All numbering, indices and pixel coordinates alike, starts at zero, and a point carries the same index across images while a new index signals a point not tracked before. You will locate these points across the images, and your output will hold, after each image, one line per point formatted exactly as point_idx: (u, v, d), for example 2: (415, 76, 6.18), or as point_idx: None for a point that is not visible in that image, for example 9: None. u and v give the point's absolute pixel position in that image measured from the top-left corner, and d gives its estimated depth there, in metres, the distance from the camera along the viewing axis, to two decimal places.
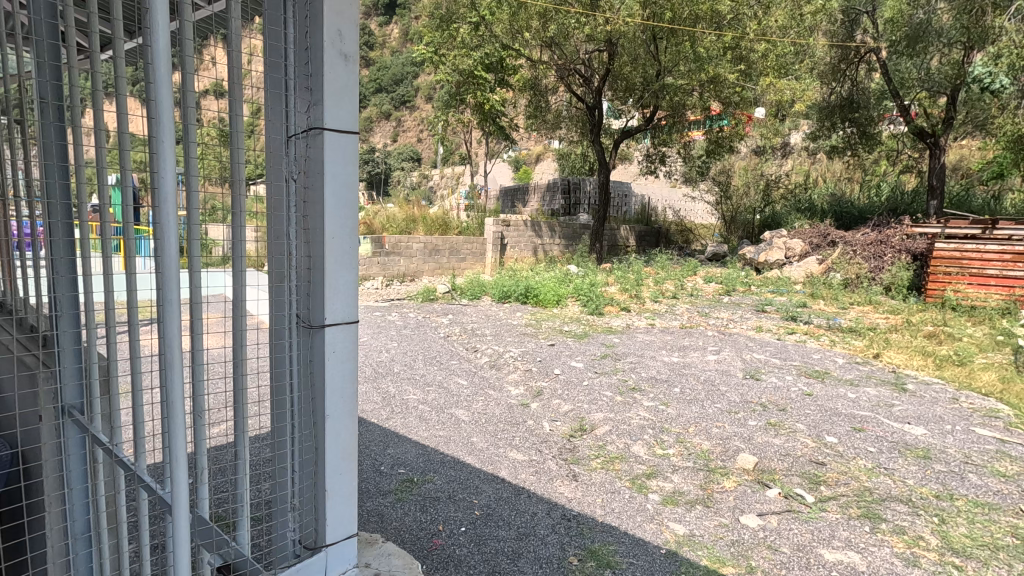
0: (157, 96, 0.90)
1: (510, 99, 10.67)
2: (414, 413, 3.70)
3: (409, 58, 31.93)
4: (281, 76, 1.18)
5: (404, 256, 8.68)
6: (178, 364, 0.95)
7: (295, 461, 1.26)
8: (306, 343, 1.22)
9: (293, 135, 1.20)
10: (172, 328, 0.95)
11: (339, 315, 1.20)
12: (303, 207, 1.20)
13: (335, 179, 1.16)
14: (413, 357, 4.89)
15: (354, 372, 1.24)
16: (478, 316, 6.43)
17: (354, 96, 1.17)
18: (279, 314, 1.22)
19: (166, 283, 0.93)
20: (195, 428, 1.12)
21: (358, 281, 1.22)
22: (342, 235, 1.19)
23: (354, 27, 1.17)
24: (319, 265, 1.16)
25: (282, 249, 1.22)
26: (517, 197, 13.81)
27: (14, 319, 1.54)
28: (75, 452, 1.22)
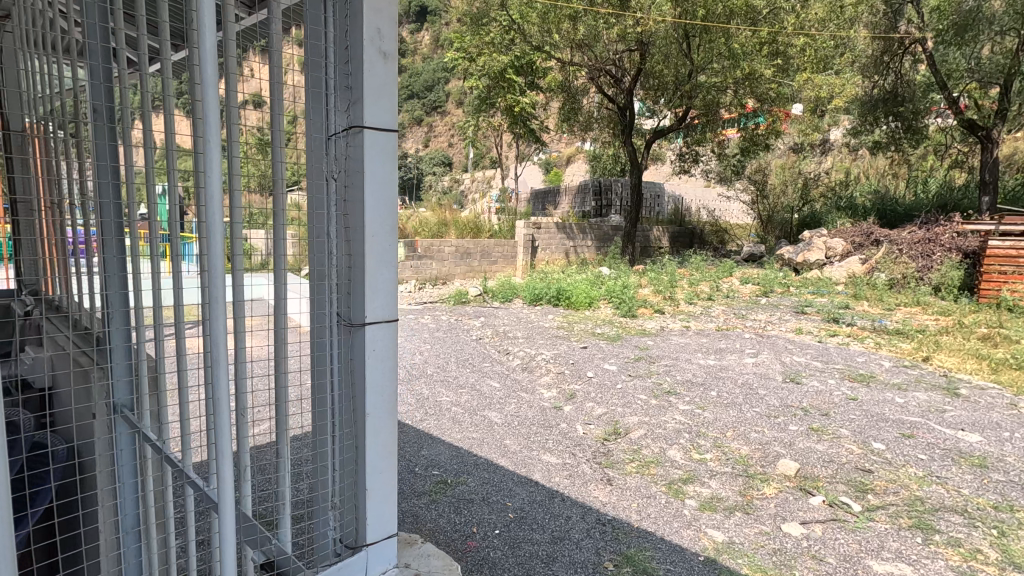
0: (204, 97, 0.89)
1: (541, 102, 10.66)
2: (447, 415, 3.72)
3: (441, 64, 32.30)
4: (321, 76, 1.19)
5: (435, 259, 8.74)
6: (224, 362, 0.94)
7: (335, 460, 1.26)
8: (347, 341, 1.23)
9: (333, 134, 1.21)
10: (219, 327, 0.92)
11: (378, 314, 1.20)
12: (344, 208, 1.21)
13: (373, 180, 1.16)
14: (446, 360, 4.92)
15: (394, 369, 1.24)
16: (511, 319, 6.42)
17: (392, 94, 1.17)
18: (319, 314, 1.24)
19: (211, 284, 0.92)
20: (239, 426, 1.14)
21: (397, 281, 1.22)
22: (381, 236, 1.19)
23: (393, 26, 1.16)
24: (360, 265, 1.16)
25: (323, 249, 1.23)
26: (548, 200, 13.79)
27: (70, 320, 1.62)
28: (126, 449, 1.26)
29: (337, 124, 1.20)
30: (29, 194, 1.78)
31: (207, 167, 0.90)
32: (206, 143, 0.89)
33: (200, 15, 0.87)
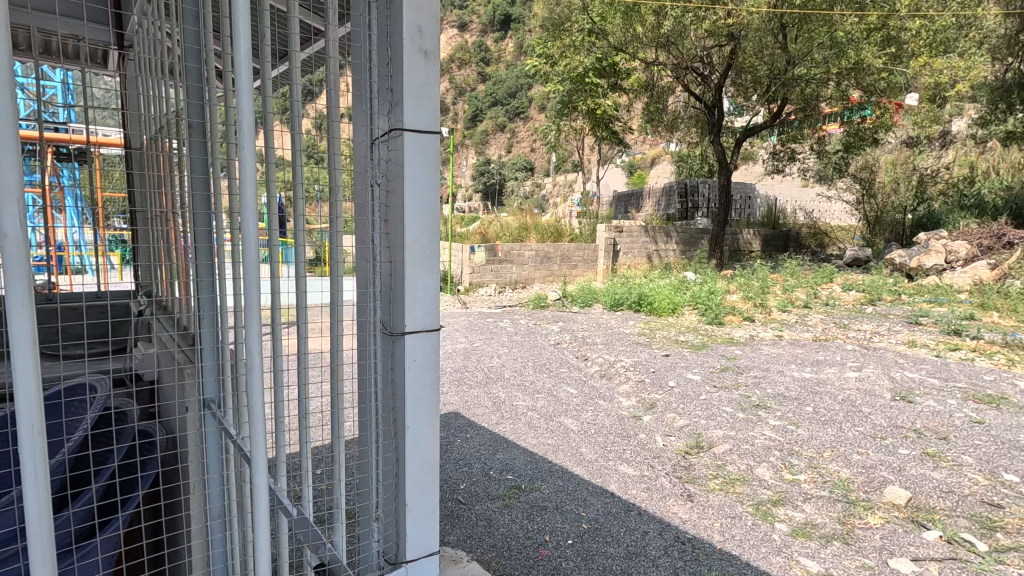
0: (237, 95, 0.80)
1: (624, 103, 10.46)
2: (523, 419, 3.71)
3: (524, 70, 32.68)
4: (364, 80, 1.06)
5: (516, 263, 8.81)
6: (260, 375, 0.86)
7: (379, 480, 1.14)
8: (388, 353, 1.10)
9: (376, 138, 1.09)
10: (254, 337, 0.85)
11: (419, 323, 1.06)
12: (386, 211, 1.09)
13: (414, 182, 1.02)
14: (523, 364, 4.93)
15: (436, 382, 1.09)
16: (590, 324, 6.33)
17: (435, 93, 1.03)
18: (363, 320, 1.13)
19: (246, 289, 0.84)
20: (300, 430, 1.16)
21: (440, 287, 1.08)
22: (423, 238, 1.05)
23: (437, 23, 1.02)
24: (399, 270, 1.03)
25: (367, 255, 1.11)
26: (631, 203, 13.50)
27: (174, 320, 1.77)
28: (213, 443, 1.37)
29: (381, 129, 1.07)
30: (149, 206, 1.98)
31: (241, 179, 0.82)
32: (240, 144, 0.81)
33: (234, 8, 0.79)
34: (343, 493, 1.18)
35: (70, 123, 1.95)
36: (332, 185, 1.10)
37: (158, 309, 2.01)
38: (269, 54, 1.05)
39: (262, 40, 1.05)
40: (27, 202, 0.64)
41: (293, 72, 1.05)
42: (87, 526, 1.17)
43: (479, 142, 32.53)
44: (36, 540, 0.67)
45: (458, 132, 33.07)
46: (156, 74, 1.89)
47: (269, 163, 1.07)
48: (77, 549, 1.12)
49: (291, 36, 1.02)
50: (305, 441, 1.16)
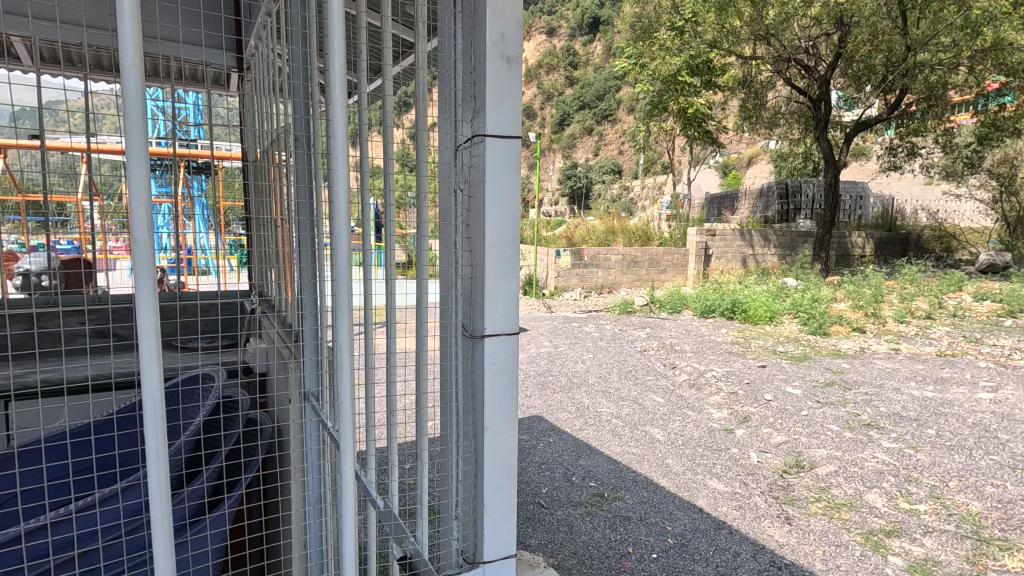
0: (333, 111, 0.87)
1: (718, 101, 10.00)
2: (607, 427, 3.64)
3: (612, 72, 32.24)
4: (450, 88, 1.09)
5: (602, 267, 8.68)
6: (348, 370, 0.91)
7: (458, 479, 1.16)
8: (469, 354, 1.12)
9: (460, 145, 1.11)
10: (343, 333, 0.90)
11: (499, 326, 1.07)
12: (468, 215, 1.11)
13: (496, 187, 1.03)
14: (608, 370, 4.85)
15: (514, 385, 1.10)
16: (679, 331, 6.10)
17: (518, 98, 1.04)
18: (446, 322, 1.16)
19: (336, 290, 0.89)
20: (388, 426, 1.21)
21: (519, 291, 1.08)
22: (504, 242, 1.06)
23: (518, 29, 1.03)
24: (480, 273, 1.05)
25: (450, 259, 1.14)
26: (725, 205, 12.87)
27: (280, 318, 1.92)
28: (311, 433, 1.47)
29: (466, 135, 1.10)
30: (261, 214, 2.16)
31: (334, 187, 0.87)
32: (333, 155, 0.87)
33: (330, 31, 0.85)
34: (426, 490, 1.22)
35: (199, 140, 2.18)
36: (420, 191, 1.15)
37: (268, 307, 2.19)
38: (365, 70, 1.10)
39: (359, 57, 1.10)
40: (154, 211, 0.72)
41: (387, 87, 1.10)
42: (201, 504, 1.32)
43: (565, 146, 32.46)
44: (158, 514, 0.75)
45: (545, 136, 33.21)
46: (269, 91, 2.07)
47: (365, 172, 1.13)
48: (192, 526, 1.27)
49: (384, 51, 1.08)
50: (393, 438, 1.21)
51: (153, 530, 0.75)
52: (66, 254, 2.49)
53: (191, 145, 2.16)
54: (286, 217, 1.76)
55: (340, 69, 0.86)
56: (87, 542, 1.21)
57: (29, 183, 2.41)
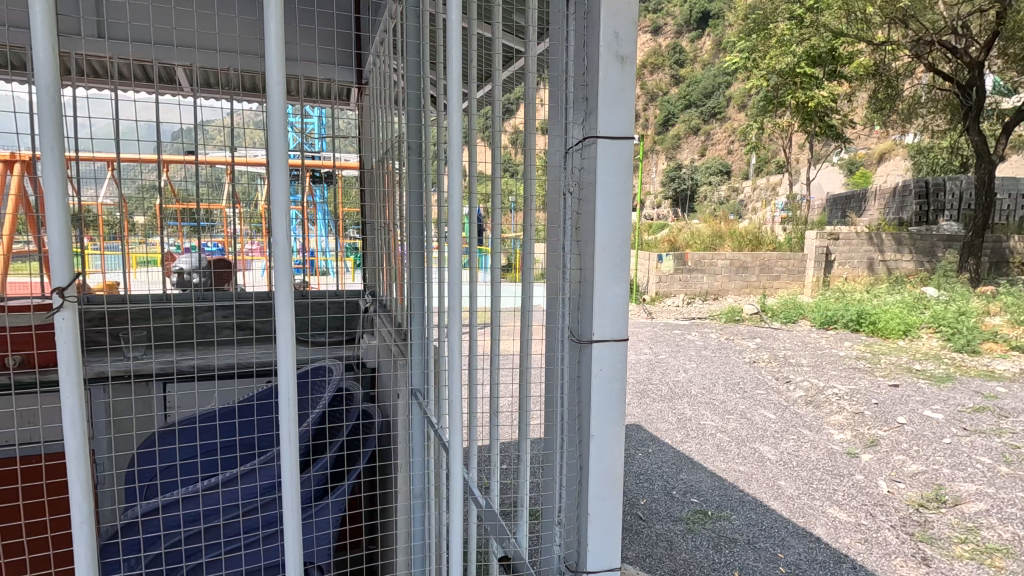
0: (450, 116, 0.86)
1: (844, 92, 9.16)
2: (711, 441, 3.45)
3: (722, 68, 30.67)
4: (561, 90, 1.08)
5: (708, 273, 8.26)
6: (459, 373, 0.89)
7: (562, 485, 1.13)
8: (576, 357, 1.08)
9: (570, 147, 1.09)
10: (455, 334, 0.90)
11: (607, 332, 1.02)
12: (577, 218, 1.08)
13: (608, 190, 1.00)
14: (713, 381, 4.60)
15: (622, 393, 1.05)
16: (794, 343, 5.64)
17: (631, 98, 0.99)
18: (551, 326, 1.14)
19: (450, 292, 0.88)
20: (490, 426, 1.23)
21: (629, 296, 1.03)
22: (614, 245, 1.02)
23: (633, 27, 0.99)
24: (589, 276, 1.01)
25: (558, 262, 1.12)
26: (850, 206, 11.73)
27: (391, 317, 2.03)
28: (418, 430, 1.54)
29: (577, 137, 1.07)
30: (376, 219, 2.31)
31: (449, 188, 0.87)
32: (450, 158, 0.86)
33: (449, 39, 0.86)
34: (528, 493, 1.21)
35: (323, 150, 2.37)
36: (528, 195, 1.14)
37: (381, 305, 2.32)
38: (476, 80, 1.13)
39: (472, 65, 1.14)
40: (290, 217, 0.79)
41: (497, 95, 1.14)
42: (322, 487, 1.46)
43: (670, 147, 31.37)
44: (288, 492, 0.80)
45: (648, 138, 32.33)
46: (384, 103, 2.20)
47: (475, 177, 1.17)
48: (315, 505, 1.42)
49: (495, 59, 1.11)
50: (495, 438, 1.22)
51: (283, 508, 0.80)
52: (212, 256, 2.83)
53: (316, 155, 2.36)
54: (398, 221, 1.86)
55: (458, 78, 0.87)
56: (228, 512, 1.41)
57: (186, 191, 2.76)
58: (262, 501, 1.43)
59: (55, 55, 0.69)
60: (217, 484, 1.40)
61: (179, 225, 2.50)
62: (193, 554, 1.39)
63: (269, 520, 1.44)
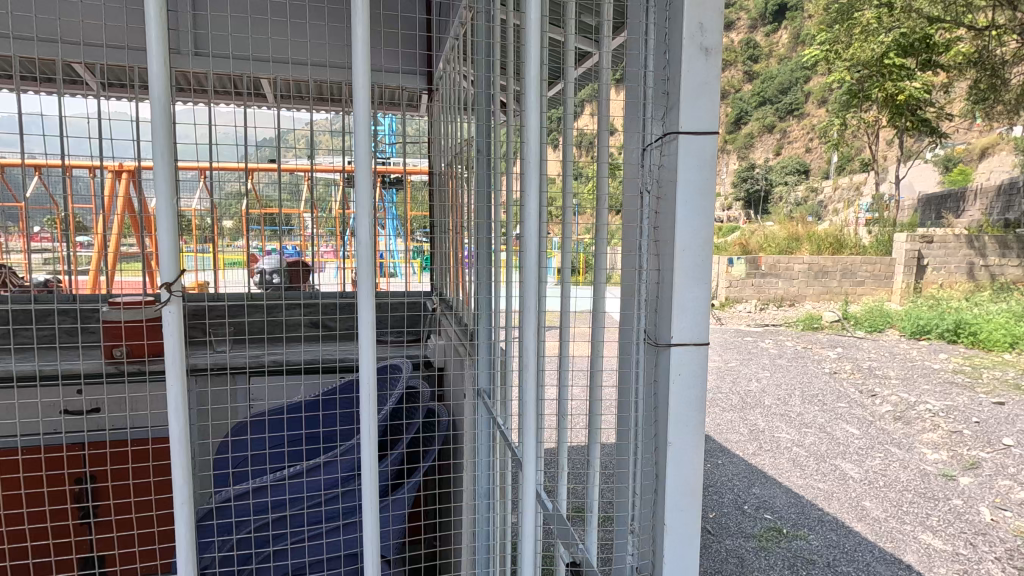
0: (527, 119, 0.86)
1: (940, 83, 8.46)
2: (787, 455, 3.27)
3: (800, 62, 29.12)
4: (639, 87, 1.03)
5: (783, 277, 7.84)
6: (533, 374, 0.88)
7: (636, 493, 1.07)
8: (652, 363, 1.03)
9: (649, 145, 1.03)
10: (530, 336, 0.89)
11: (688, 336, 0.96)
12: (655, 217, 1.02)
13: (689, 187, 0.93)
14: (789, 392, 4.35)
15: (703, 400, 0.97)
16: (880, 353, 5.25)
17: (717, 92, 0.92)
18: (626, 328, 1.09)
19: (525, 292, 0.88)
20: (559, 429, 1.22)
21: (711, 298, 0.96)
22: (696, 245, 0.95)
23: (721, 17, 0.91)
24: (667, 278, 0.95)
25: (634, 263, 1.07)
26: (945, 207, 10.79)
27: (458, 318, 2.06)
28: (483, 431, 1.54)
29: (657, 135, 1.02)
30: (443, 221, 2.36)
31: (526, 188, 0.87)
32: (527, 161, 0.86)
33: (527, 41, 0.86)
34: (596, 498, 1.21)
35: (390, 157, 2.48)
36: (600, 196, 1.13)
37: (448, 306, 2.36)
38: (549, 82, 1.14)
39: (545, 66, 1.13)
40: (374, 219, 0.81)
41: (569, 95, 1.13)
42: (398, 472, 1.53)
43: (742, 146, 30.12)
44: (366, 480, 0.84)
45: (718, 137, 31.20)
46: (454, 107, 2.23)
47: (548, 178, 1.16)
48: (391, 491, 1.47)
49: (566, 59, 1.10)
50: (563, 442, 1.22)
51: (362, 500, 0.83)
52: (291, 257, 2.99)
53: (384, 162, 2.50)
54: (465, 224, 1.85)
55: (534, 80, 0.87)
56: (308, 500, 1.48)
57: (268, 197, 2.94)
58: (343, 483, 1.52)
59: (166, 70, 0.75)
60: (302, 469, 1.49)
61: (261, 229, 2.68)
62: (279, 536, 1.46)
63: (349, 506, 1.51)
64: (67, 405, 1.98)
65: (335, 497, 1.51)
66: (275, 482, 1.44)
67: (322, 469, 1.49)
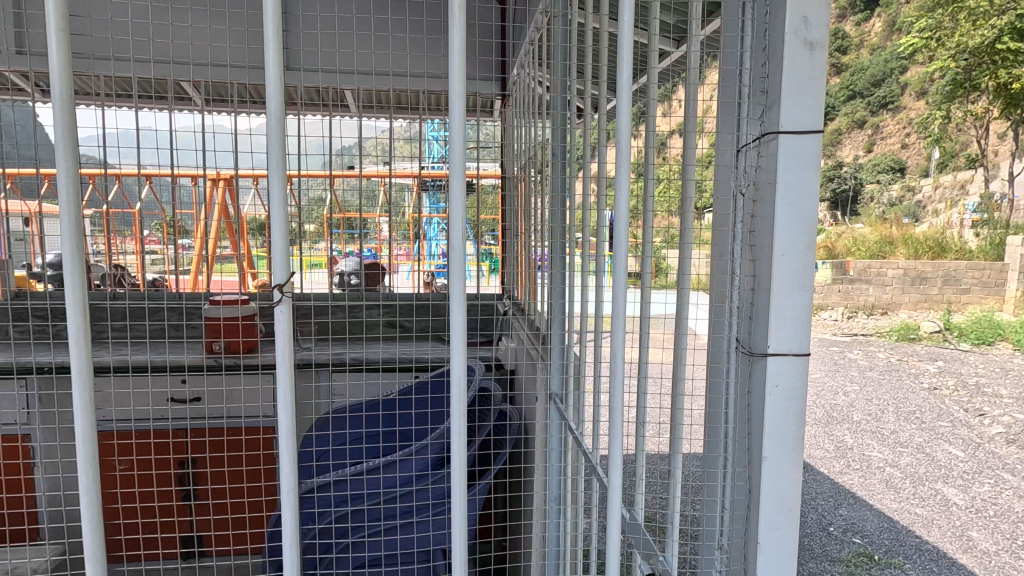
0: (619, 122, 0.86)
1: None
2: (878, 475, 3.03)
3: (895, 52, 26.99)
4: (733, 85, 0.99)
5: (875, 284, 7.28)
6: (621, 378, 0.88)
7: (725, 509, 1.03)
8: (745, 372, 0.98)
9: (744, 145, 0.99)
10: (619, 340, 0.88)
11: (786, 346, 0.91)
12: (750, 220, 0.97)
13: (789, 190, 0.88)
14: (881, 407, 4.03)
15: (802, 414, 0.92)
16: (990, 369, 4.75)
17: (821, 89, 0.87)
18: (715, 336, 1.04)
19: (614, 298, 0.88)
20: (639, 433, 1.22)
21: (813, 306, 0.90)
22: (797, 250, 0.90)
23: (826, 10, 0.87)
24: (764, 283, 0.91)
25: (725, 268, 1.03)
26: None
27: (529, 321, 2.08)
28: (554, 434, 1.56)
29: (752, 133, 0.97)
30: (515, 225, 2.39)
31: (616, 192, 0.87)
32: (618, 166, 0.86)
33: (619, 43, 0.85)
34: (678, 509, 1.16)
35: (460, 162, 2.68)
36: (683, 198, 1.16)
37: (519, 310, 2.39)
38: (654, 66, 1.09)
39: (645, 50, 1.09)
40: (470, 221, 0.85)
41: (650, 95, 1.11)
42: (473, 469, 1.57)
43: (827, 143, 28.31)
44: (454, 479, 0.88)
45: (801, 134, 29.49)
46: (529, 112, 2.25)
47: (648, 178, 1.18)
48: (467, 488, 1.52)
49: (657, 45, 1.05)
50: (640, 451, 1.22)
51: (452, 493, 0.88)
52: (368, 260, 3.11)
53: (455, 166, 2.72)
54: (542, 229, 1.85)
55: (627, 82, 0.85)
56: (380, 496, 1.54)
57: (349, 202, 3.09)
58: (419, 481, 1.57)
59: (284, 90, 0.83)
60: (379, 466, 1.55)
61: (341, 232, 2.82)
62: (359, 527, 1.54)
63: (426, 502, 1.57)
64: (174, 394, 2.18)
65: (410, 493, 1.57)
66: (346, 477, 1.53)
67: (397, 467, 1.54)
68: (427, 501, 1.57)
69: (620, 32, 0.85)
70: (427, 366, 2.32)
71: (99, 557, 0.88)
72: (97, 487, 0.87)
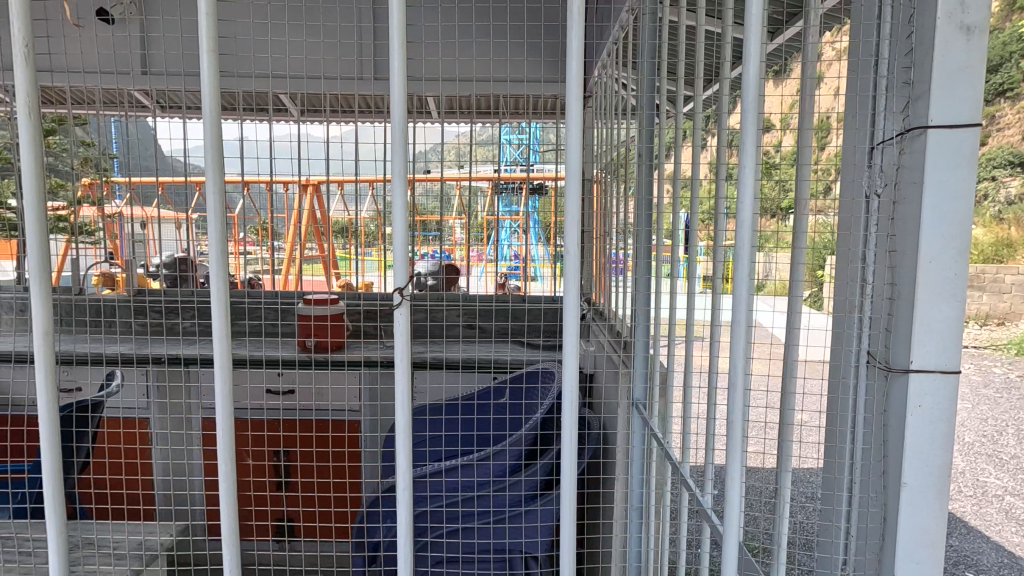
0: (743, 104, 0.76)
1: None
2: (997, 504, 2.73)
3: None
4: (868, 79, 0.92)
5: (990, 291, 6.57)
6: (740, 392, 0.79)
7: (852, 534, 0.95)
8: (883, 387, 0.90)
9: (881, 142, 0.91)
10: (739, 350, 0.78)
11: (932, 361, 0.83)
12: (889, 223, 0.90)
13: (940, 190, 0.81)
14: (998, 428, 3.63)
15: (951, 437, 0.83)
16: None
17: (979, 79, 0.79)
18: (840, 348, 0.98)
19: (732, 302, 0.78)
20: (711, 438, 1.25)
21: (967, 318, 0.81)
22: (949, 256, 0.81)
23: None
24: (908, 292, 0.83)
25: (855, 274, 0.96)
26: None
27: (608, 326, 2.08)
28: (636, 446, 1.51)
29: (896, 128, 0.89)
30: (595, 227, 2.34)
31: (739, 181, 0.76)
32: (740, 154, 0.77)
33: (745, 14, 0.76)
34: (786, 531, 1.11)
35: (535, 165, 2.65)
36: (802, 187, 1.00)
37: (594, 315, 2.44)
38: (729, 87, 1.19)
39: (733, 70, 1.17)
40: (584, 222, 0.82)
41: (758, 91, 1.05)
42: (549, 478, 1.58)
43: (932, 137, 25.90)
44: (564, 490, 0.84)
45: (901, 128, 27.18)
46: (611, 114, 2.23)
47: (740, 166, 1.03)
48: (542, 496, 1.55)
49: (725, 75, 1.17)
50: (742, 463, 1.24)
51: (559, 507, 0.84)
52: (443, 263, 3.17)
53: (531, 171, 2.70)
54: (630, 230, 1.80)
55: (752, 56, 0.75)
56: (448, 500, 1.56)
57: None
58: (494, 486, 1.56)
59: (405, 100, 0.88)
60: (455, 466, 1.57)
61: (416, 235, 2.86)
62: (435, 527, 1.56)
63: (499, 509, 1.55)
64: (272, 387, 2.34)
65: (471, 500, 1.57)
66: (417, 479, 1.57)
67: (473, 469, 1.55)
68: (492, 510, 1.54)
69: (746, 31, 0.75)
70: (509, 367, 2.37)
71: (233, 544, 0.93)
72: (232, 482, 0.91)
